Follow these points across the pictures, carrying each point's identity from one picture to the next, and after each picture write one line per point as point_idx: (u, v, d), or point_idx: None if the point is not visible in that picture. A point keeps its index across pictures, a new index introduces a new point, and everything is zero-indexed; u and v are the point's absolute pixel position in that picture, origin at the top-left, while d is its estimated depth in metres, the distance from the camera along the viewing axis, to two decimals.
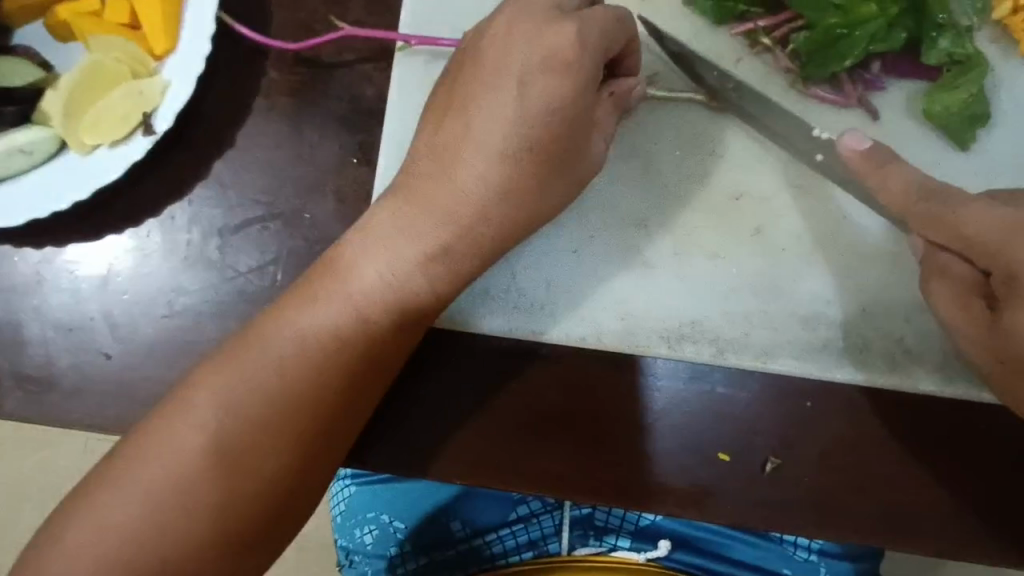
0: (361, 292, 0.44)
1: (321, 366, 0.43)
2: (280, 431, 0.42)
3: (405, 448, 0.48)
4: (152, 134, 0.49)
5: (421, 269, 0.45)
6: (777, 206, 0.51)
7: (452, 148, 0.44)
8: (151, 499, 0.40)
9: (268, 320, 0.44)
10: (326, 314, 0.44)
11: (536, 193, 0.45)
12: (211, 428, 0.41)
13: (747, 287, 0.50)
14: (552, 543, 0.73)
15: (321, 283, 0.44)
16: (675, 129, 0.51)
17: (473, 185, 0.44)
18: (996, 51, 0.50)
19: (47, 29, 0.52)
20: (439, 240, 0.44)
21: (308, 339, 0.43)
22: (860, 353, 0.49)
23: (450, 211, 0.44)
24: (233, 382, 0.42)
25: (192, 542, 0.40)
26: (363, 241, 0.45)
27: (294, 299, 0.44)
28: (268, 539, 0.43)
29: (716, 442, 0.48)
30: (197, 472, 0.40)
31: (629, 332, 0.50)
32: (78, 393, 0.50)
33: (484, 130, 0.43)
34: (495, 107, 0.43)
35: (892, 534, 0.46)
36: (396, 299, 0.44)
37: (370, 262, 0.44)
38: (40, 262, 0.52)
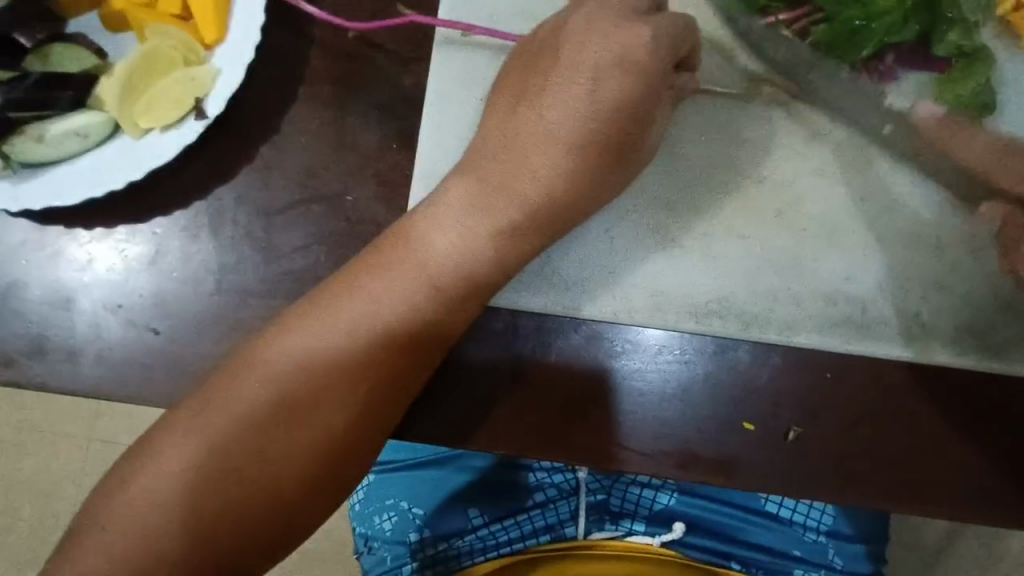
0: (432, 265, 0.46)
1: (392, 336, 0.45)
2: (347, 396, 0.44)
3: (447, 420, 0.50)
4: (204, 118, 0.51)
5: (490, 245, 0.47)
6: (799, 189, 0.53)
7: (524, 137, 0.47)
8: (213, 449, 0.42)
9: (338, 286, 0.46)
10: (400, 286, 0.46)
11: (597, 171, 0.47)
12: (276, 386, 0.43)
13: (771, 265, 0.53)
14: (569, 527, 0.75)
15: (390, 253, 0.46)
16: (701, 116, 0.54)
17: (544, 168, 0.47)
18: (1001, 46, 0.53)
19: (102, 19, 0.55)
20: (511, 219, 0.47)
21: (381, 312, 0.45)
22: (878, 327, 0.52)
23: (519, 192, 0.47)
24: (309, 347, 0.44)
25: (252, 497, 0.42)
26: (429, 212, 0.47)
27: (365, 268, 0.46)
28: (324, 495, 0.44)
29: (741, 412, 0.50)
30: (260, 425, 0.43)
31: (659, 308, 0.52)
32: (127, 367, 0.52)
33: (558, 118, 0.47)
34: (570, 103, 0.47)
35: (911, 499, 0.49)
36: (463, 272, 0.46)
37: (437, 234, 0.47)
38: (90, 243, 0.54)
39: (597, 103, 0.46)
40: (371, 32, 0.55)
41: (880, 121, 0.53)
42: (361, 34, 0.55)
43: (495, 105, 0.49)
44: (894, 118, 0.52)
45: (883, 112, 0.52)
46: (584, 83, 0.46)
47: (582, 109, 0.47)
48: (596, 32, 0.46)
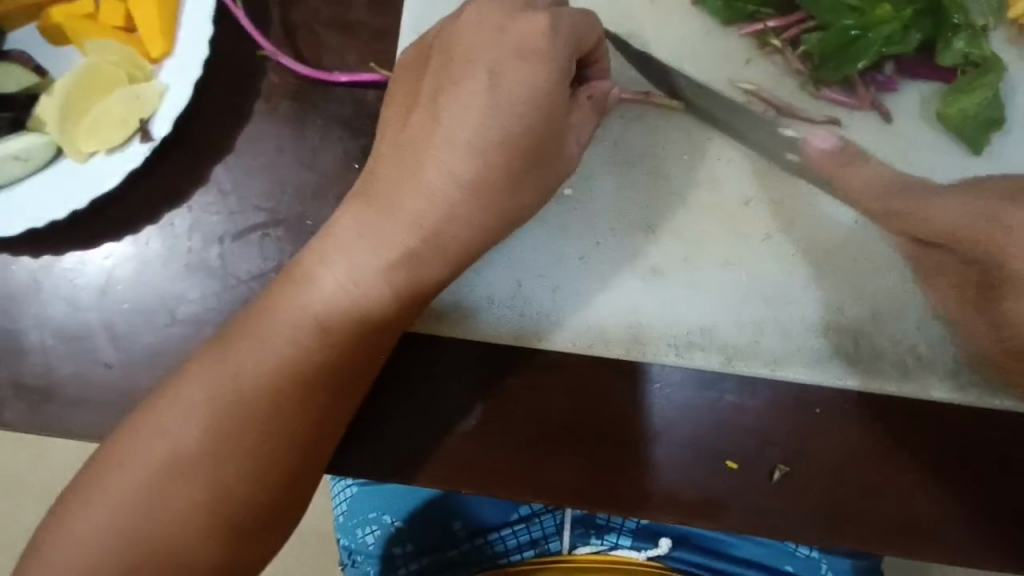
0: (321, 297, 0.43)
1: (282, 376, 0.42)
2: (252, 438, 0.41)
3: (401, 454, 0.47)
4: (150, 140, 0.48)
5: (387, 274, 0.43)
6: (787, 211, 0.50)
7: (421, 148, 0.44)
8: (119, 509, 0.39)
9: (243, 325, 0.43)
10: (291, 318, 0.43)
11: (501, 181, 0.43)
12: (179, 440, 0.41)
13: (756, 294, 0.49)
14: (553, 542, 0.72)
15: (283, 289, 0.44)
16: (684, 132, 0.50)
17: (440, 181, 0.43)
18: (1012, 51, 0.49)
19: (40, 32, 0.51)
20: (406, 243, 0.43)
21: (268, 349, 0.42)
22: (869, 359, 0.49)
23: (412, 212, 0.43)
24: (204, 389, 0.41)
25: (165, 555, 0.40)
26: (321, 245, 0.44)
27: (262, 309, 0.43)
28: (258, 540, 0.42)
29: (725, 450, 0.48)
30: (164, 477, 0.40)
31: (637, 340, 0.49)
32: (79, 403, 0.49)
33: (453, 123, 0.43)
34: (464, 110, 0.43)
35: (904, 543, 0.46)
36: (359, 303, 0.43)
37: (325, 266, 0.43)
38: (38, 271, 0.51)
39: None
40: (331, 42, 0.52)
41: (783, 151, 0.49)
42: (320, 44, 0.52)
43: (393, 115, 0.46)
44: (791, 143, 0.49)
45: (780, 142, 0.49)
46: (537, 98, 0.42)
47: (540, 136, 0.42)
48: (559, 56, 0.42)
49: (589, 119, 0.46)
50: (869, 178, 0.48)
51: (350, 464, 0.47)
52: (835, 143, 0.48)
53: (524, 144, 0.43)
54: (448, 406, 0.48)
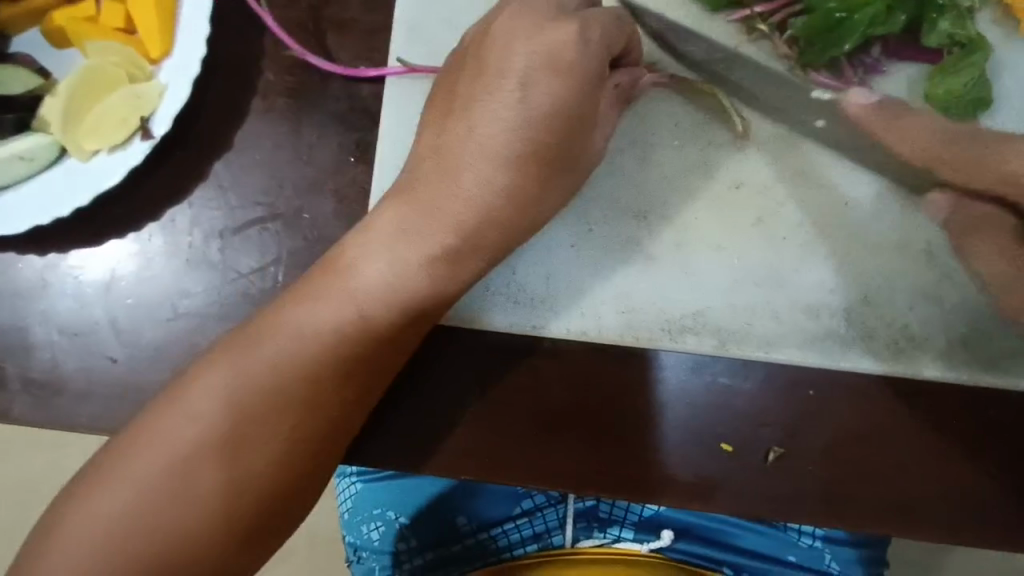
0: (362, 290, 0.43)
1: (308, 370, 0.42)
2: (275, 429, 0.42)
3: (398, 441, 0.48)
4: (151, 138, 0.49)
5: (425, 271, 0.44)
6: (777, 195, 0.50)
7: (457, 154, 0.44)
8: (135, 497, 0.40)
9: (274, 317, 0.44)
10: (325, 314, 0.43)
11: (535, 187, 0.44)
12: (192, 431, 0.41)
13: (749, 278, 0.50)
14: (556, 535, 0.71)
15: (320, 282, 0.44)
16: (673, 119, 0.51)
17: (475, 186, 0.44)
18: (998, 33, 0.50)
19: (43, 35, 0.53)
20: (443, 243, 0.44)
21: (301, 343, 0.43)
22: (862, 340, 0.49)
23: (450, 214, 0.44)
24: (224, 380, 0.42)
25: (184, 543, 0.40)
26: (359, 238, 0.45)
27: (295, 300, 0.44)
28: (271, 528, 0.43)
29: (718, 433, 0.48)
30: (183, 467, 0.40)
31: (630, 325, 0.50)
32: (84, 396, 0.50)
33: (484, 127, 0.43)
34: (492, 115, 0.43)
35: (898, 522, 0.46)
36: (395, 300, 0.44)
37: (368, 261, 0.44)
38: (44, 269, 0.53)
39: (551, 119, 0.43)
40: (325, 40, 0.53)
41: (812, 117, 0.50)
42: (314, 42, 0.53)
43: (428, 120, 0.46)
44: (824, 109, 0.49)
45: (811, 108, 0.49)
46: (520, 86, 0.43)
47: (545, 131, 0.43)
48: (545, 45, 0.43)
49: (613, 109, 0.46)
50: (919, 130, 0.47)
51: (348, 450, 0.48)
52: (875, 97, 0.47)
53: (561, 148, 0.44)
54: (443, 392, 0.48)
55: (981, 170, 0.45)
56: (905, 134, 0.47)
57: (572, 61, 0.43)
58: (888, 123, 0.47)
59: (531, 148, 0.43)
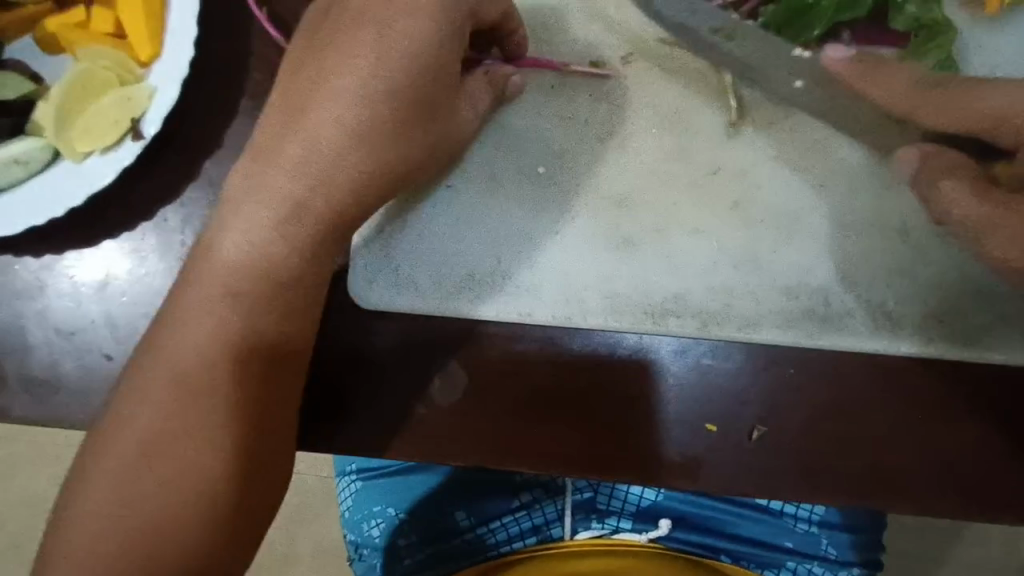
0: (231, 252, 0.44)
1: (255, 341, 0.44)
2: (231, 401, 0.43)
3: (383, 429, 0.49)
4: (141, 138, 0.51)
5: (274, 231, 0.44)
6: (753, 179, 0.52)
7: (302, 104, 0.45)
8: (119, 480, 0.41)
9: (177, 295, 0.45)
10: (202, 285, 0.44)
11: (383, 131, 0.45)
12: (171, 412, 0.42)
13: (727, 260, 0.51)
14: (555, 528, 0.70)
15: (202, 255, 0.45)
16: (650, 108, 0.52)
17: (328, 132, 0.45)
18: (965, 16, 0.51)
19: (36, 42, 0.54)
20: (294, 195, 0.44)
21: (190, 308, 0.44)
22: (842, 318, 0.50)
23: (311, 166, 0.45)
24: (201, 359, 0.43)
25: (168, 520, 0.41)
26: (230, 204, 0.45)
27: (196, 270, 0.45)
28: (258, 504, 0.44)
29: (703, 413, 0.49)
30: (164, 447, 0.42)
31: (613, 309, 0.51)
32: (83, 394, 0.51)
33: (335, 79, 0.45)
34: (342, 66, 0.45)
35: (883, 495, 0.47)
36: (258, 261, 0.44)
37: (231, 224, 0.45)
38: (40, 270, 0.54)
39: None
40: None
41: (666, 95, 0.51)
42: None
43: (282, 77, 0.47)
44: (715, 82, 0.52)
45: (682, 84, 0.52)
46: None
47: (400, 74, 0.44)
48: None
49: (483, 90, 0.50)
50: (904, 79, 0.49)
51: (336, 439, 0.49)
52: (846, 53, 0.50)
53: None
54: (426, 374, 0.49)
55: (960, 106, 0.48)
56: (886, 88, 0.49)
57: None
58: (863, 74, 0.50)
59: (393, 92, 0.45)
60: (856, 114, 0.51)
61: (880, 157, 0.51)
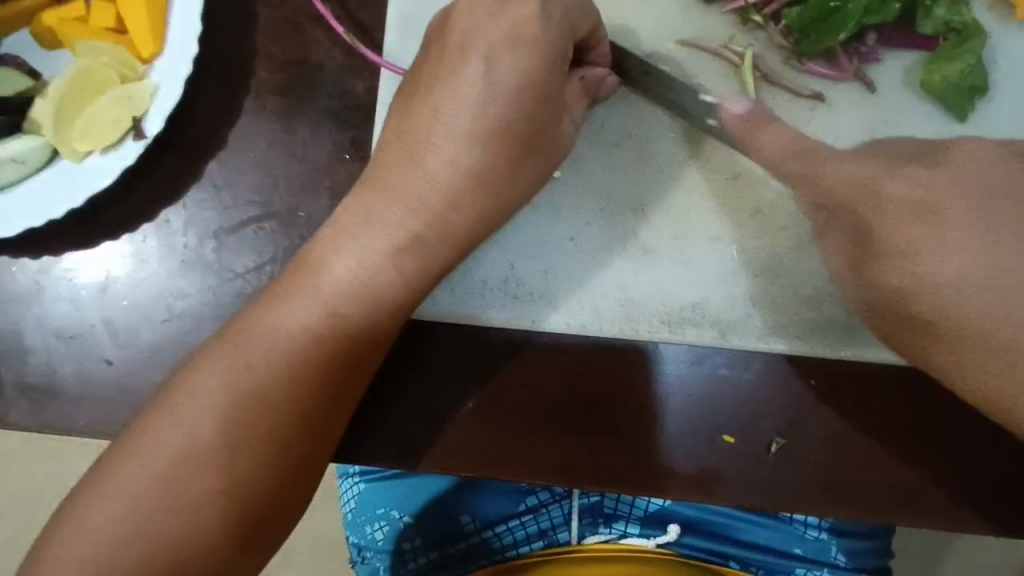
0: (329, 288, 0.43)
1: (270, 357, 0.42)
2: (266, 423, 0.41)
3: (393, 440, 0.47)
4: (143, 138, 0.49)
5: (389, 263, 0.44)
6: (775, 184, 0.50)
7: (421, 137, 0.43)
8: (125, 503, 0.39)
9: (246, 320, 0.43)
10: (293, 315, 0.42)
11: (498, 171, 0.44)
12: (184, 430, 0.40)
13: (748, 268, 0.50)
14: (562, 532, 0.69)
15: (291, 279, 0.44)
16: (671, 110, 0.51)
17: (441, 170, 0.43)
18: (993, 18, 0.50)
19: (33, 36, 0.52)
20: (410, 230, 0.43)
21: (276, 341, 0.42)
22: (864, 329, 0.49)
23: (416, 200, 0.43)
24: (215, 375, 0.41)
25: (181, 544, 0.39)
26: (328, 235, 0.44)
27: (275, 298, 0.43)
28: (275, 526, 0.42)
29: (721, 424, 0.48)
30: (173, 468, 0.40)
31: (630, 317, 0.50)
32: (82, 400, 0.50)
33: (447, 109, 0.43)
34: (456, 96, 0.43)
35: (904, 510, 0.46)
36: (363, 296, 0.43)
37: (335, 256, 0.43)
38: (38, 272, 0.52)
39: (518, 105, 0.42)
40: (318, 36, 0.52)
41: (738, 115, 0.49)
42: (305, 39, 0.52)
43: (397, 103, 0.45)
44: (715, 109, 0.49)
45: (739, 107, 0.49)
46: (489, 71, 0.42)
47: (512, 112, 0.43)
48: (510, 33, 0.42)
49: (581, 100, 0.46)
50: (778, 141, 0.47)
51: (346, 450, 0.47)
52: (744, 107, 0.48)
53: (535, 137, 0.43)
54: (437, 383, 0.48)
55: (804, 180, 0.46)
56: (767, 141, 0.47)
57: (550, 53, 0.42)
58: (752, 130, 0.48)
59: (502, 124, 0.43)
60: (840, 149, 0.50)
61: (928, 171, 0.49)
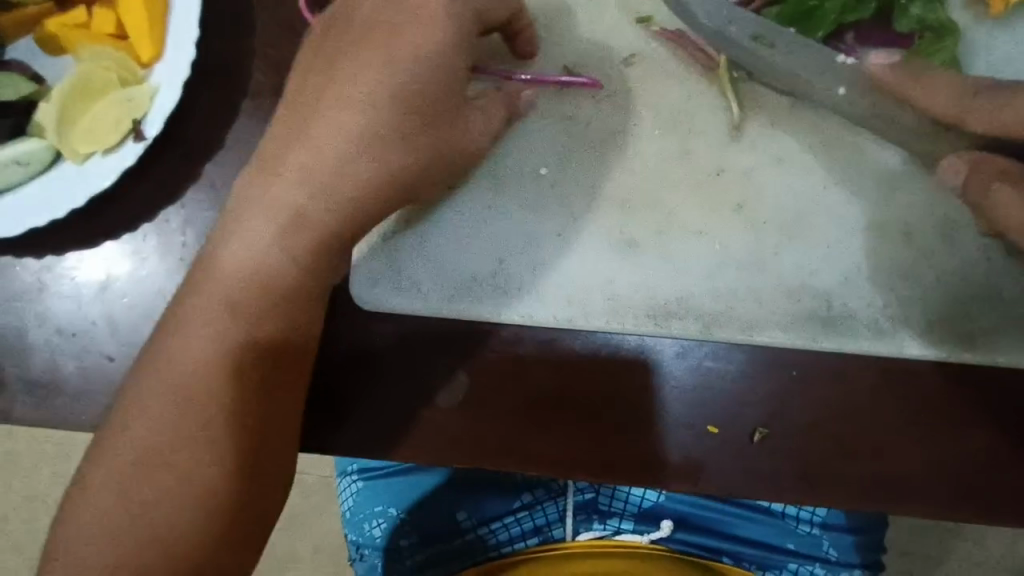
0: (236, 265, 0.45)
1: (240, 351, 0.44)
2: (226, 402, 0.43)
3: (377, 430, 0.49)
4: (143, 139, 0.50)
5: (282, 237, 0.45)
6: (755, 180, 0.51)
7: (310, 117, 0.46)
8: (115, 494, 0.42)
9: (177, 310, 0.46)
10: (210, 291, 0.45)
11: (393, 140, 0.46)
12: (151, 425, 0.43)
13: (730, 262, 0.51)
14: (556, 529, 0.70)
15: (201, 264, 0.46)
16: (654, 109, 0.52)
17: (331, 142, 0.45)
18: (968, 17, 0.51)
19: (38, 42, 0.54)
20: (298, 204, 0.45)
21: (203, 317, 0.45)
22: (846, 321, 0.50)
23: (311, 175, 0.45)
24: (167, 366, 0.44)
25: (158, 529, 0.42)
26: (230, 219, 0.46)
27: (191, 285, 0.46)
28: (249, 507, 0.44)
29: (705, 415, 0.49)
30: (145, 458, 0.43)
31: (616, 311, 0.51)
32: (85, 395, 0.51)
33: (343, 91, 0.46)
34: (350, 82, 0.46)
35: (884, 498, 0.47)
36: (257, 280, 0.45)
37: (235, 239, 0.46)
38: (40, 271, 0.54)
39: None
40: None
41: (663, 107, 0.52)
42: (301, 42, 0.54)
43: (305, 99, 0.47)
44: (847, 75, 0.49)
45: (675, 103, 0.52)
46: None
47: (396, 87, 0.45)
48: None
49: None
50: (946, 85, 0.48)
51: (343, 441, 0.49)
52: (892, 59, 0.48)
53: None
54: (427, 375, 0.49)
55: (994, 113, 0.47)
56: (928, 91, 0.47)
57: None
58: (914, 80, 0.48)
59: None
60: (818, 141, 0.51)
61: (924, 166, 0.50)
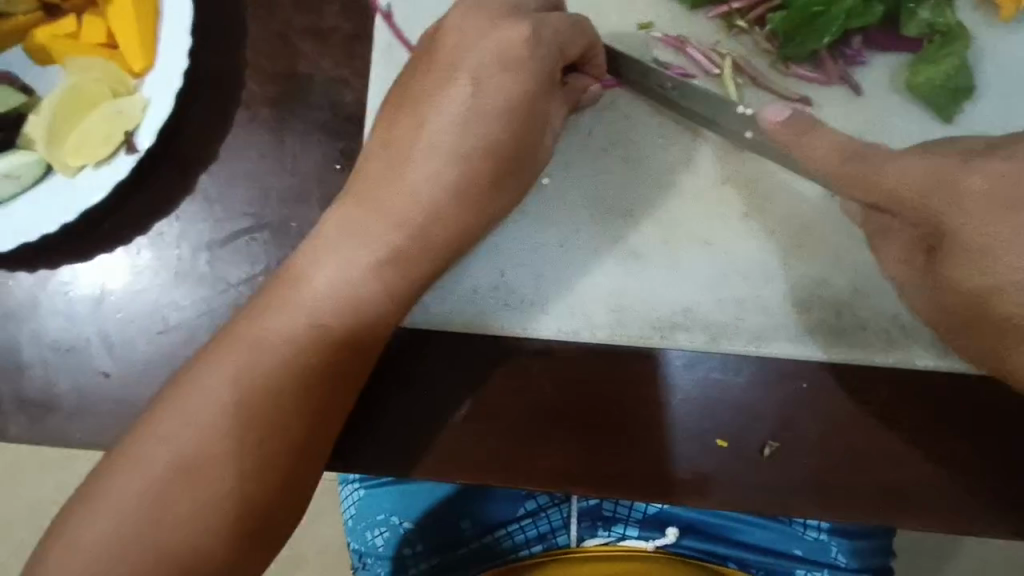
0: (313, 300, 0.43)
1: (266, 376, 0.42)
2: (265, 434, 0.41)
3: (380, 446, 0.48)
4: (135, 151, 0.49)
5: (372, 273, 0.44)
6: (762, 189, 0.50)
7: (406, 149, 0.44)
8: (115, 516, 0.39)
9: (234, 332, 0.43)
10: (282, 323, 0.43)
11: (478, 184, 0.44)
12: (174, 450, 0.40)
13: (737, 272, 0.50)
14: (561, 536, 0.69)
15: (276, 291, 0.44)
16: (659, 116, 0.51)
17: (425, 185, 0.44)
18: (979, 19, 0.50)
19: (27, 54, 0.53)
20: (392, 243, 0.44)
21: (267, 346, 0.42)
22: (854, 332, 0.49)
23: (398, 213, 0.44)
24: (208, 391, 0.41)
25: (171, 557, 0.39)
26: (309, 248, 0.45)
27: (257, 312, 0.44)
28: (269, 535, 0.42)
29: (714, 428, 0.48)
30: (161, 484, 0.40)
31: (621, 322, 0.50)
32: (80, 413, 0.50)
33: (434, 127, 0.44)
34: (439, 114, 0.44)
35: (900, 512, 0.46)
36: (344, 307, 0.44)
37: (318, 269, 0.44)
38: (33, 286, 0.53)
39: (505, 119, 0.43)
40: (306, 49, 0.53)
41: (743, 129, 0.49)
42: (296, 51, 0.53)
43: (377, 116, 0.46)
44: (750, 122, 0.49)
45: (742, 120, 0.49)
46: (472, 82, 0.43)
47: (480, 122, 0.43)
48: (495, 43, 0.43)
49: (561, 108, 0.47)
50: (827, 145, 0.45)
51: (344, 457, 0.47)
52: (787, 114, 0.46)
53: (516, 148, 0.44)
54: (434, 390, 0.48)
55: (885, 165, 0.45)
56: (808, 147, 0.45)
57: None
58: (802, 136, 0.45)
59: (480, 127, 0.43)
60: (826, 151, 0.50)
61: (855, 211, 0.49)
